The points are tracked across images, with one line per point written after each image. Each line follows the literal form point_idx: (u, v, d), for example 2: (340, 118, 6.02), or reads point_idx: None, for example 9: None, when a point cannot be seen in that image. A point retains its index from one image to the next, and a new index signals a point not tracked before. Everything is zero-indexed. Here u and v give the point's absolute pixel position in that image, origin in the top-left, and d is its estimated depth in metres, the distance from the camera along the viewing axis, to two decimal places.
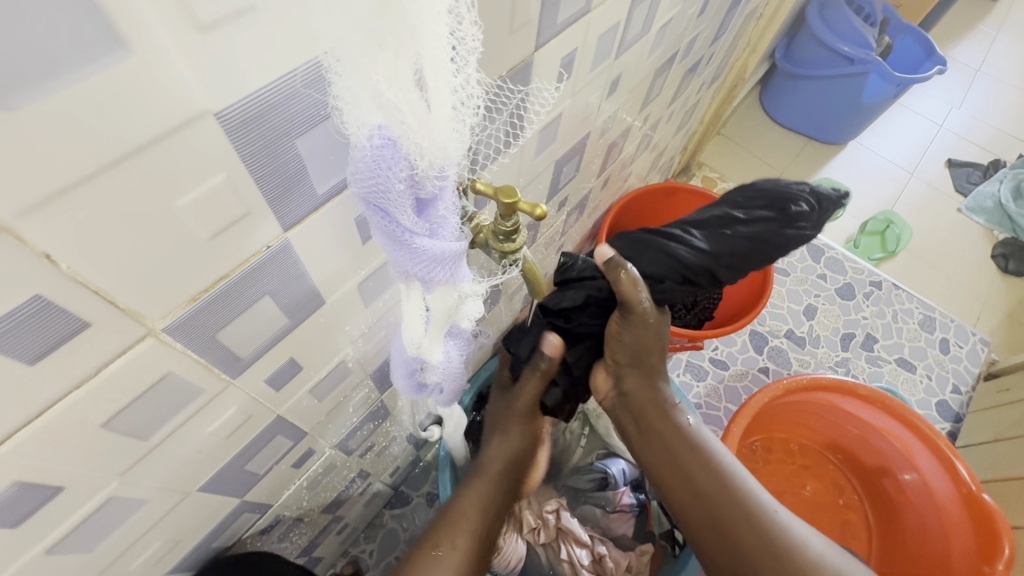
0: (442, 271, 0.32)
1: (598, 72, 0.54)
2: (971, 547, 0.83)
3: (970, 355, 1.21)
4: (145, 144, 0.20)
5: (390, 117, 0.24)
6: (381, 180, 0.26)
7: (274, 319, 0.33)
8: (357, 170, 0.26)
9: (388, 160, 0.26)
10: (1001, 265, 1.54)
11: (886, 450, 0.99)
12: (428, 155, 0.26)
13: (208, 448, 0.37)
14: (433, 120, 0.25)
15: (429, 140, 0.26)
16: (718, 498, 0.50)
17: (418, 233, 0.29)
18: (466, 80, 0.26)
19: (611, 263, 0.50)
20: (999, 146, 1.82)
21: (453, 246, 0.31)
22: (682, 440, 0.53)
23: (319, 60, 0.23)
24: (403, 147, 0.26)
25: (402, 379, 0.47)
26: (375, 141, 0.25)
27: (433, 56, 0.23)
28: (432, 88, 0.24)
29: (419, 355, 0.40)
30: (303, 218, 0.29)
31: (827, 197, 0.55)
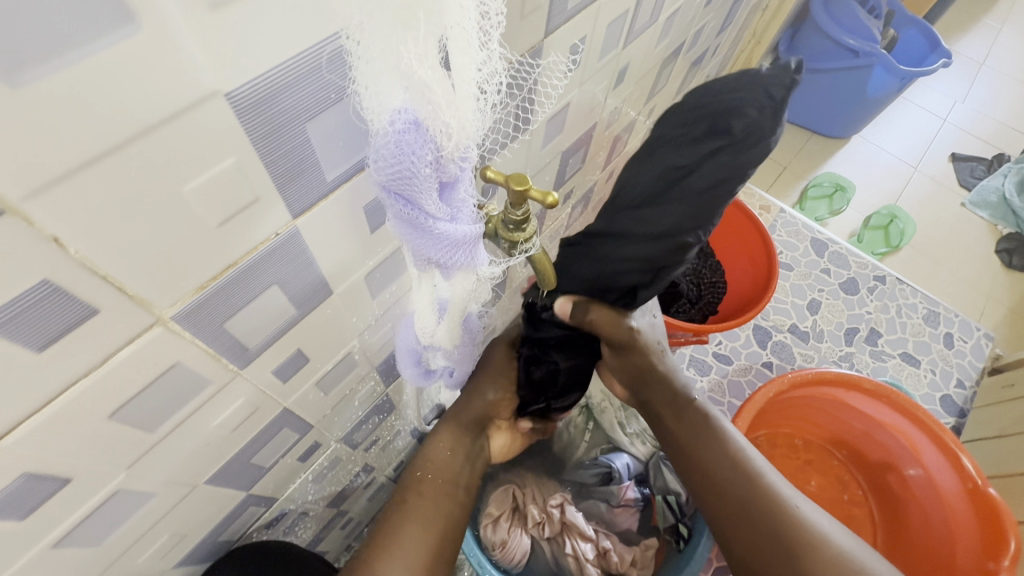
0: (461, 256, 0.31)
1: (606, 61, 0.53)
2: (974, 544, 0.83)
3: (975, 350, 1.20)
4: (155, 125, 0.19)
5: (416, 97, 0.24)
6: (406, 166, 0.25)
7: (281, 310, 0.33)
8: (380, 156, 0.25)
9: (412, 145, 0.25)
10: (1006, 260, 1.53)
11: (889, 445, 0.99)
12: (454, 135, 0.26)
13: (214, 441, 0.37)
14: (459, 99, 0.24)
15: (457, 120, 0.25)
16: (731, 488, 0.50)
17: (440, 218, 0.29)
18: (490, 56, 0.25)
19: (577, 310, 0.49)
20: (1003, 141, 1.81)
21: (472, 229, 0.31)
22: (699, 432, 0.53)
23: (338, 36, 0.23)
24: (429, 128, 0.25)
25: (409, 368, 0.47)
26: (400, 123, 0.24)
27: (461, 32, 0.22)
28: (460, 66, 0.24)
29: (432, 343, 0.41)
30: (313, 205, 0.29)
31: (772, 76, 0.36)
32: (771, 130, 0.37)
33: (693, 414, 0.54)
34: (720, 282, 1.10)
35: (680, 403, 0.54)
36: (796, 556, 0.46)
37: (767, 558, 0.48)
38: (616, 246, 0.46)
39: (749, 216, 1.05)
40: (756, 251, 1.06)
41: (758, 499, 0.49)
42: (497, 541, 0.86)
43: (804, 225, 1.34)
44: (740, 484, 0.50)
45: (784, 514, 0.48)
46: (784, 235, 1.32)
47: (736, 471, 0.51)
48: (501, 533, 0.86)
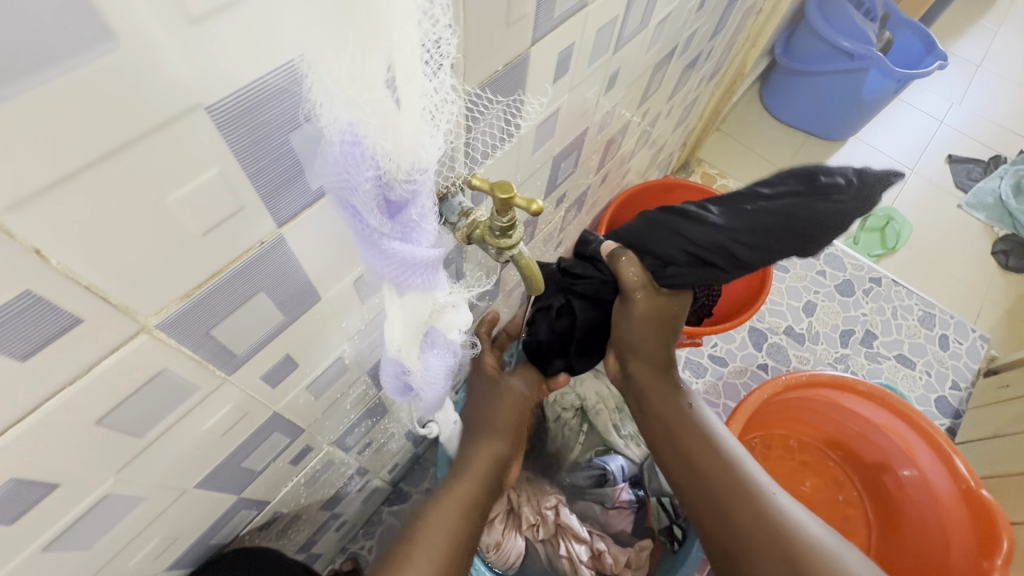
0: (412, 276, 0.32)
1: (596, 67, 0.54)
2: (970, 542, 0.83)
3: (970, 352, 1.22)
4: (136, 139, 0.20)
5: (360, 115, 0.24)
6: (350, 178, 0.26)
7: (269, 315, 0.33)
8: (327, 166, 0.26)
9: (357, 159, 0.25)
10: (1002, 261, 1.53)
11: (885, 446, 0.99)
12: (400, 157, 0.26)
13: (204, 445, 0.37)
14: (401, 123, 0.24)
15: (397, 140, 0.25)
16: (713, 474, 0.52)
17: (388, 234, 0.29)
18: (440, 84, 0.26)
19: (615, 252, 0.58)
20: (1000, 142, 1.81)
21: (426, 251, 0.31)
22: (682, 418, 0.56)
23: (294, 63, 0.23)
24: (372, 147, 0.25)
25: (389, 380, 0.46)
26: (344, 138, 0.25)
27: (406, 57, 0.23)
28: (404, 91, 0.24)
29: (397, 355, 0.39)
30: (299, 212, 0.29)
31: (870, 176, 0.52)
32: (848, 197, 0.52)
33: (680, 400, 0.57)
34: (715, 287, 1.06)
35: (667, 392, 0.58)
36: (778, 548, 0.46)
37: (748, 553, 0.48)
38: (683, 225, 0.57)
39: None
40: None
41: (739, 492, 0.50)
42: (491, 542, 0.86)
43: None
44: (723, 475, 0.52)
45: (765, 507, 0.49)
46: None
47: (719, 463, 0.53)
48: (496, 534, 0.87)
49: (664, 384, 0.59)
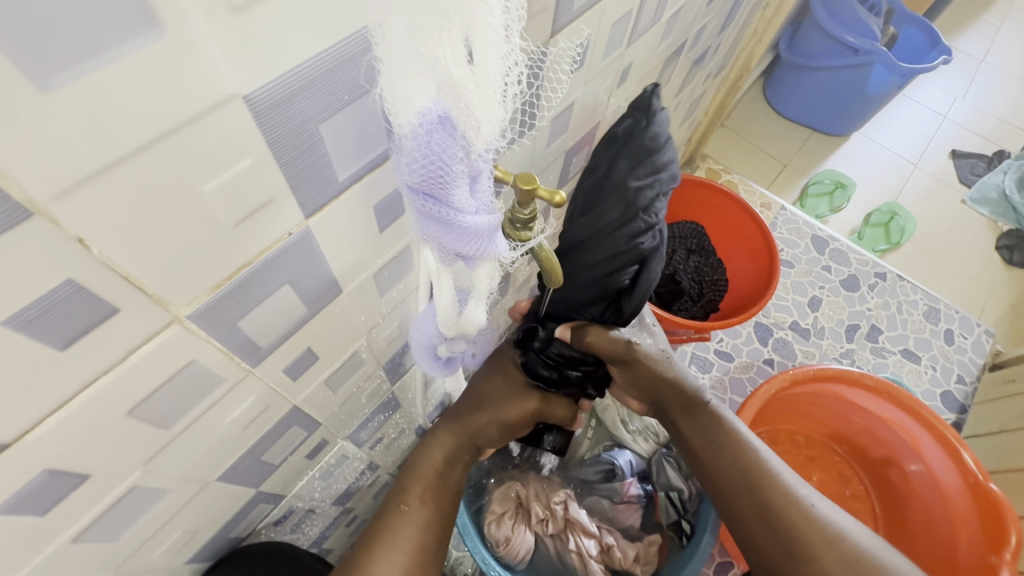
0: (484, 246, 0.32)
1: (610, 60, 0.54)
2: (977, 539, 0.84)
3: (975, 346, 1.21)
4: (178, 127, 0.20)
5: (448, 94, 0.24)
6: (437, 165, 0.26)
7: (293, 308, 0.33)
8: (411, 156, 0.26)
9: (442, 142, 0.25)
10: (1006, 256, 1.54)
11: (892, 441, 1.00)
12: (483, 132, 0.26)
13: (227, 437, 0.37)
14: (485, 95, 0.24)
15: (486, 116, 0.25)
16: (744, 494, 0.52)
17: (467, 211, 0.29)
18: (514, 47, 0.25)
19: (576, 335, 0.53)
20: (1003, 137, 1.81)
21: (494, 220, 0.31)
22: (711, 438, 0.55)
23: (366, 30, 0.24)
24: (459, 125, 0.25)
25: (426, 359, 0.49)
26: (429, 123, 0.25)
27: (486, 28, 0.22)
28: (484, 63, 0.23)
29: (458, 329, 0.41)
30: (325, 204, 0.29)
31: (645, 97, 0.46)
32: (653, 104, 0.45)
33: (704, 417, 0.56)
34: (721, 280, 1.10)
35: (685, 408, 0.57)
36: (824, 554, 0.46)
37: (788, 566, 0.48)
38: (580, 259, 0.49)
39: (750, 215, 1.06)
40: (757, 247, 1.07)
41: (773, 501, 0.50)
42: (501, 537, 0.87)
43: (805, 222, 1.34)
44: (762, 484, 0.51)
45: (803, 514, 0.49)
46: (784, 233, 1.33)
47: (752, 474, 0.52)
48: (506, 529, 0.88)
49: (693, 411, 0.57)
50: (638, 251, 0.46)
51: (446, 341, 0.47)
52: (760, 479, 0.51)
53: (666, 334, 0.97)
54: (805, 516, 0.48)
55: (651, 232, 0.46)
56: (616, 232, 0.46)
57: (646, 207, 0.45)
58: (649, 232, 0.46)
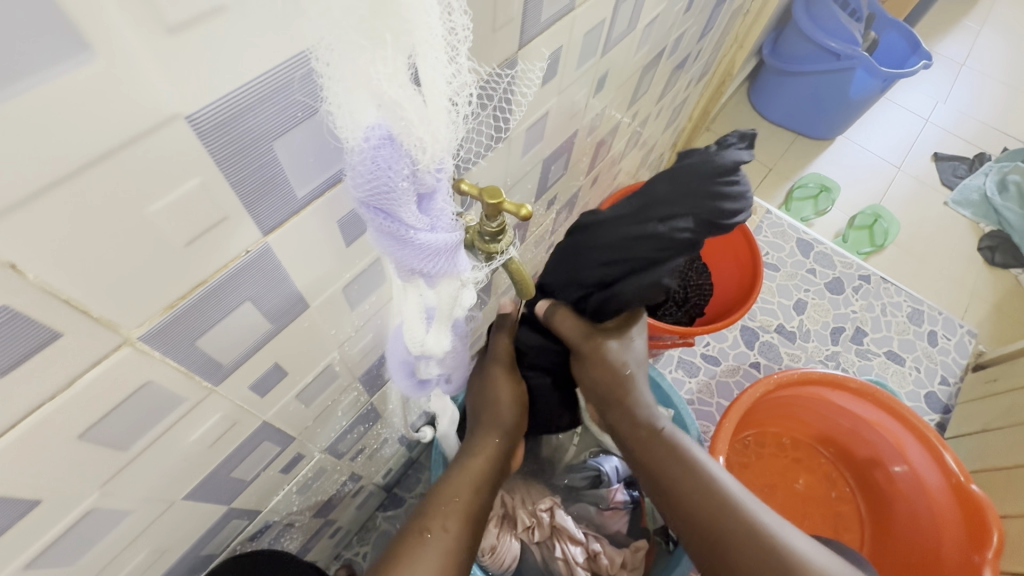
0: (442, 262, 0.32)
1: (584, 70, 0.54)
2: (961, 537, 0.84)
3: (958, 347, 1.22)
4: (115, 149, 0.19)
5: (389, 113, 0.24)
6: (384, 182, 0.25)
7: (255, 325, 0.33)
8: (356, 172, 0.25)
9: (388, 160, 0.25)
10: (988, 257, 1.56)
11: (876, 442, 1.00)
12: (429, 150, 0.26)
13: (192, 456, 0.37)
14: (430, 113, 0.25)
15: (431, 134, 0.25)
16: (708, 522, 0.50)
17: (420, 229, 0.29)
18: (459, 69, 0.26)
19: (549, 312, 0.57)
20: (984, 140, 1.84)
21: (452, 237, 0.31)
22: (668, 466, 0.53)
23: (308, 53, 0.23)
24: (404, 142, 0.25)
25: (403, 379, 0.50)
26: (374, 141, 0.24)
27: (427, 48, 0.23)
28: (428, 83, 0.24)
29: (424, 351, 0.41)
30: (283, 221, 0.29)
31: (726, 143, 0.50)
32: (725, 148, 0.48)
33: (655, 444, 0.54)
34: (706, 284, 1.10)
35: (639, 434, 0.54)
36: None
37: None
38: (590, 239, 0.55)
39: None
40: (742, 252, 1.07)
41: (738, 533, 0.49)
42: (486, 546, 0.86)
43: (790, 226, 1.35)
44: (717, 515, 0.50)
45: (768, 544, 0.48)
46: (769, 236, 1.34)
47: (712, 498, 0.50)
48: (491, 538, 0.87)
49: (647, 437, 0.54)
50: (641, 250, 0.51)
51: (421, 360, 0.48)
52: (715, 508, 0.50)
53: (651, 339, 0.97)
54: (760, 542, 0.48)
55: (660, 241, 0.50)
56: (623, 224, 0.52)
57: (670, 215, 0.49)
58: (659, 240, 0.50)
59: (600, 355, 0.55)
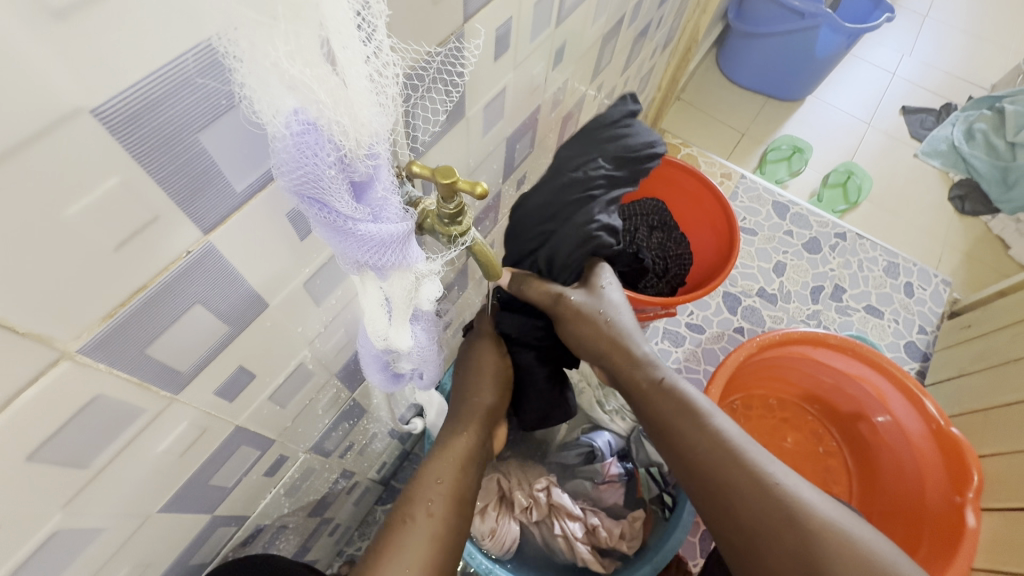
0: (391, 254, 0.31)
1: (540, 41, 0.52)
2: (944, 480, 0.87)
3: (933, 296, 1.25)
4: (12, 152, 0.18)
5: (304, 98, 0.22)
6: (311, 171, 0.24)
7: (210, 329, 0.32)
8: (282, 163, 0.24)
9: (313, 147, 0.24)
10: (958, 206, 1.59)
11: (859, 396, 1.03)
12: (354, 134, 0.25)
13: (163, 467, 0.36)
14: (350, 95, 0.23)
15: (351, 116, 0.24)
16: (716, 467, 0.53)
17: (360, 219, 0.28)
18: (379, 48, 0.24)
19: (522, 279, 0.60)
20: (949, 90, 1.86)
21: (398, 227, 0.31)
22: (676, 415, 0.56)
23: (212, 43, 0.21)
24: (326, 129, 0.24)
25: (376, 373, 0.51)
26: (296, 129, 0.23)
27: (337, 23, 0.21)
28: (345, 63, 0.23)
29: (387, 343, 0.41)
30: (225, 218, 0.28)
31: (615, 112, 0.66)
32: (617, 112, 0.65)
33: (666, 398, 0.56)
34: (686, 254, 1.10)
35: (642, 397, 0.57)
36: (785, 530, 0.50)
37: (759, 527, 0.51)
38: (527, 212, 0.62)
39: (708, 187, 1.07)
40: (718, 220, 1.08)
41: (741, 479, 0.52)
42: (486, 530, 0.89)
43: (765, 189, 1.36)
44: (722, 473, 0.53)
45: (769, 489, 0.51)
46: (745, 201, 1.35)
47: (717, 446, 0.54)
48: (490, 521, 0.89)
49: (660, 392, 0.57)
50: (573, 201, 0.60)
51: (391, 354, 0.49)
52: (721, 466, 0.53)
53: (634, 312, 0.97)
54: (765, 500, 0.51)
55: (584, 185, 0.60)
56: (553, 182, 0.61)
57: (586, 163, 0.61)
58: (581, 184, 0.60)
59: (580, 312, 0.58)
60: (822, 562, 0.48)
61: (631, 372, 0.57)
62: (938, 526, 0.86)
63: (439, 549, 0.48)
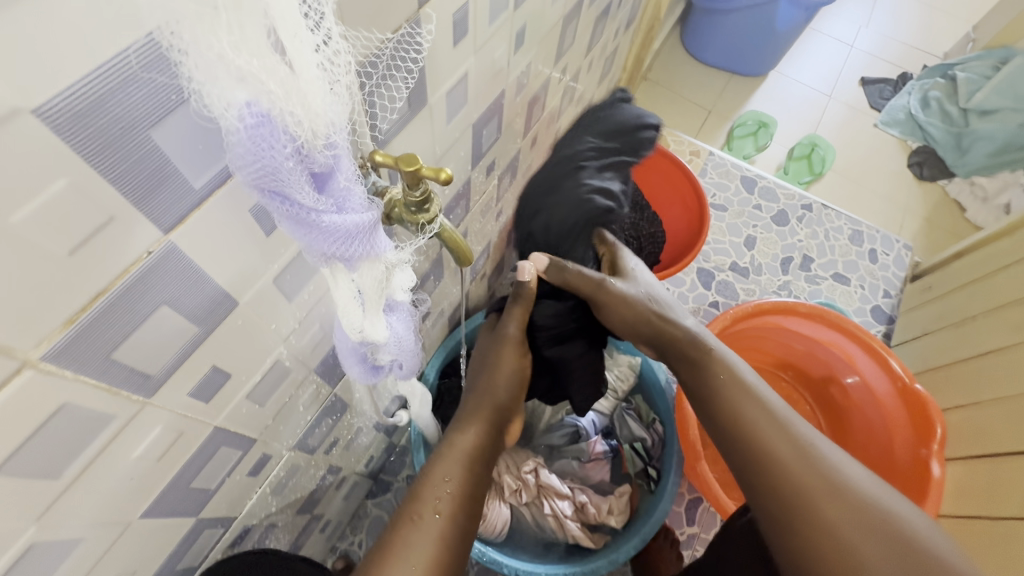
0: (358, 244, 0.32)
1: (499, 24, 0.52)
2: (910, 438, 0.93)
3: (896, 261, 1.30)
4: None
5: (256, 89, 0.22)
6: (269, 164, 0.24)
7: (177, 331, 0.31)
8: (239, 157, 0.23)
9: (268, 139, 0.23)
10: (917, 172, 1.65)
11: (829, 360, 1.07)
12: (312, 124, 0.24)
13: (140, 472, 0.36)
14: (304, 84, 0.23)
15: (305, 106, 0.24)
16: (761, 436, 0.57)
17: (323, 210, 0.28)
18: (328, 38, 0.24)
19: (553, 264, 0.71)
20: (905, 60, 1.91)
21: (364, 217, 0.31)
22: (729, 384, 0.61)
23: (153, 36, 0.21)
24: (280, 121, 0.23)
25: (354, 366, 0.51)
26: (249, 121, 0.23)
27: (283, 11, 0.21)
28: (296, 52, 0.22)
29: (362, 336, 0.42)
30: (185, 216, 0.27)
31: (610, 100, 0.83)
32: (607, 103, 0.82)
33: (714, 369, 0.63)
34: (659, 232, 1.10)
35: (696, 362, 0.65)
36: (825, 501, 0.52)
37: (799, 497, 0.53)
38: (533, 190, 0.80)
39: (677, 164, 1.09)
40: (688, 198, 1.10)
41: (785, 450, 0.55)
42: None
43: (732, 165, 1.39)
44: (766, 437, 0.57)
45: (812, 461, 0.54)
46: (714, 177, 1.37)
47: (766, 417, 0.58)
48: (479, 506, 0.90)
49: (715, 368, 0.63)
50: (567, 172, 0.77)
51: (370, 348, 0.49)
52: (763, 433, 0.57)
53: None
54: (801, 469, 0.54)
55: (576, 159, 0.78)
56: (554, 161, 0.79)
57: (578, 143, 0.79)
58: (573, 160, 0.78)
59: (617, 293, 0.70)
60: (858, 533, 0.50)
61: (683, 340, 0.67)
62: (907, 478, 0.91)
63: (445, 549, 0.50)
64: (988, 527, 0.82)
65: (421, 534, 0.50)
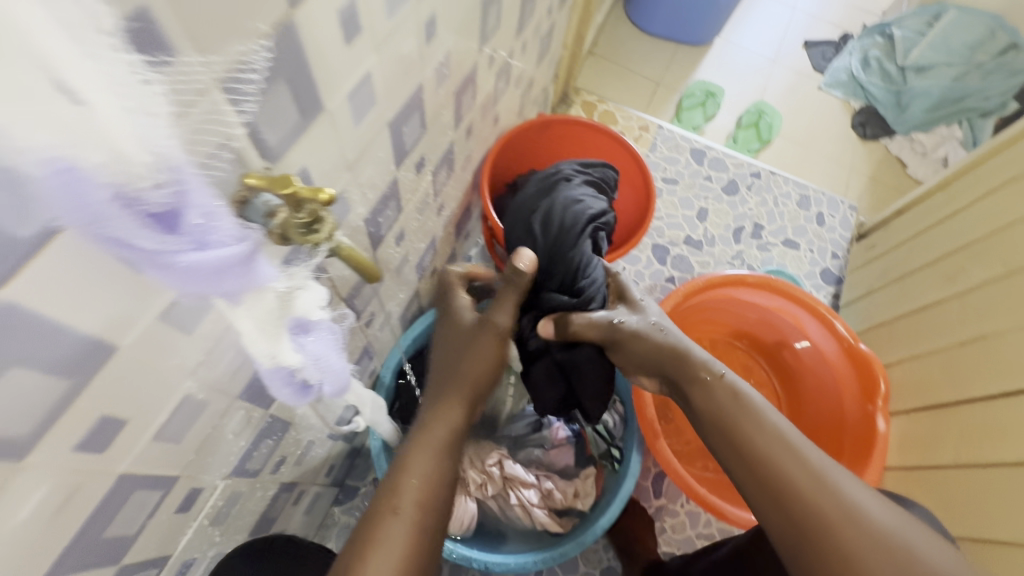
0: (237, 274, 0.30)
1: (402, 16, 0.49)
2: (858, 393, 0.97)
3: (842, 222, 1.33)
4: None
5: (54, 139, 0.20)
6: (92, 210, 0.22)
7: (40, 389, 0.29)
8: (56, 206, 0.22)
9: (83, 186, 0.22)
10: (860, 132, 1.68)
11: (781, 326, 1.09)
12: (134, 163, 0.23)
13: (30, 537, 0.33)
14: (105, 127, 0.21)
15: (120, 148, 0.22)
16: (766, 457, 0.60)
17: (182, 250, 0.26)
18: (139, 72, 0.22)
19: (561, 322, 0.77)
20: (846, 19, 1.92)
21: (237, 248, 0.29)
22: (732, 407, 0.65)
23: None
24: (93, 168, 0.21)
25: (283, 390, 0.48)
26: (55, 172, 0.21)
27: (67, 54, 0.19)
28: (91, 92, 0.20)
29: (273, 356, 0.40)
30: (19, 270, 0.24)
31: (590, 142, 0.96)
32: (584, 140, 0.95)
33: (717, 393, 0.67)
34: None
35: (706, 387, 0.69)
36: (835, 528, 0.53)
37: (808, 522, 0.55)
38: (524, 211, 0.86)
39: (622, 143, 1.08)
40: (635, 175, 1.09)
41: (791, 474, 0.57)
42: None
43: (682, 137, 1.39)
44: (771, 459, 0.59)
45: (820, 486, 0.56)
46: (664, 151, 1.37)
47: (769, 439, 0.61)
48: None
49: (722, 394, 0.67)
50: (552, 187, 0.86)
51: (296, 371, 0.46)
52: (772, 458, 0.59)
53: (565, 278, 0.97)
54: (811, 493, 0.55)
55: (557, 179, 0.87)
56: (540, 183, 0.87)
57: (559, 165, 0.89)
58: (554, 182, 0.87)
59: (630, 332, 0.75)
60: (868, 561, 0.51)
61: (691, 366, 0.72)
62: (856, 434, 0.95)
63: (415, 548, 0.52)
64: (932, 475, 0.86)
65: (397, 524, 0.52)
